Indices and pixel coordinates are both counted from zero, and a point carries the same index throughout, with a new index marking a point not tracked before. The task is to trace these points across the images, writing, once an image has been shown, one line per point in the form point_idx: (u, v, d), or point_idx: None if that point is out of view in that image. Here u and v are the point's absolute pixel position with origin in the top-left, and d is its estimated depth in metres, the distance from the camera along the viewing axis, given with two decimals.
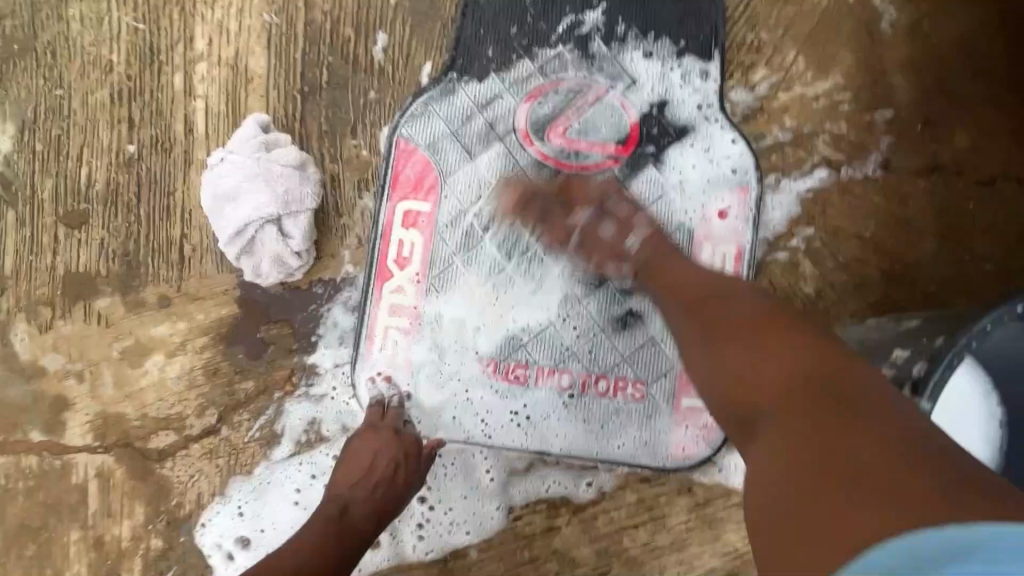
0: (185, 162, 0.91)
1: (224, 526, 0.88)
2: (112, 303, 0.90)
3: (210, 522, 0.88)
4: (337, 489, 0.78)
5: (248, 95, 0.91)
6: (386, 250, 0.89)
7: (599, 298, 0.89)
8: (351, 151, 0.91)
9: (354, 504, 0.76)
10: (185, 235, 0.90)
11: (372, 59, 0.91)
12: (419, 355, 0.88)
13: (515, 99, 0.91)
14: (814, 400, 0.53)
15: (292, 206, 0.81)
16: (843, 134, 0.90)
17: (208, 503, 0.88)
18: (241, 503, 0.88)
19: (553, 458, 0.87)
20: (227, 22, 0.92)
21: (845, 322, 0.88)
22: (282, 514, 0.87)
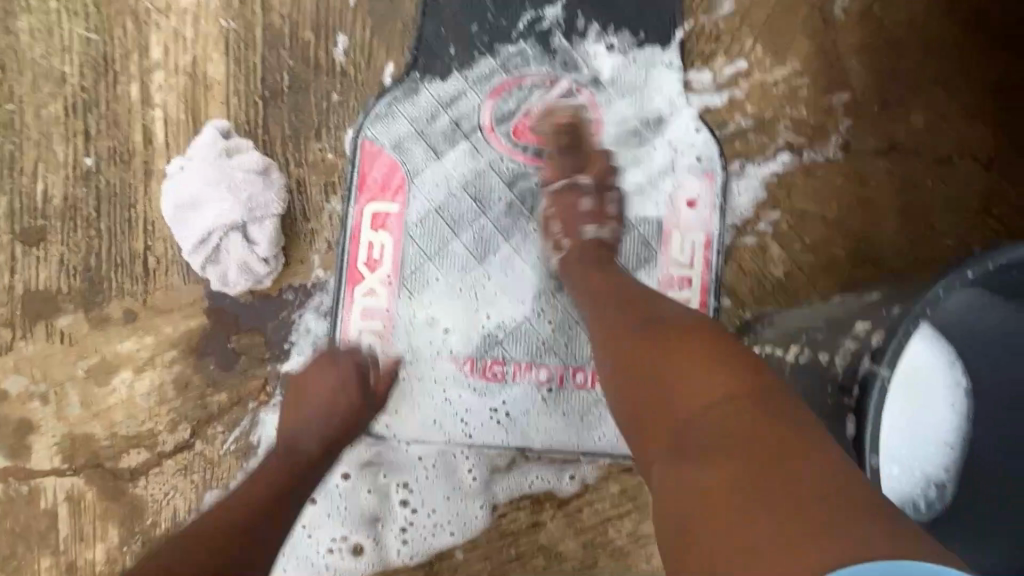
0: (145, 173, 0.89)
1: None
2: (74, 320, 0.87)
3: None
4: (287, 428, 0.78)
5: (208, 103, 0.90)
6: (356, 252, 0.88)
7: None
8: (316, 154, 0.90)
9: (301, 438, 0.75)
10: (148, 247, 0.88)
11: (334, 61, 0.90)
12: (394, 358, 0.87)
13: (478, 97, 0.91)
14: (744, 435, 0.48)
15: (257, 212, 0.80)
16: (803, 118, 0.92)
17: (184, 520, 0.86)
18: None
19: (535, 454, 0.87)
20: (183, 29, 0.91)
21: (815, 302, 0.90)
22: None
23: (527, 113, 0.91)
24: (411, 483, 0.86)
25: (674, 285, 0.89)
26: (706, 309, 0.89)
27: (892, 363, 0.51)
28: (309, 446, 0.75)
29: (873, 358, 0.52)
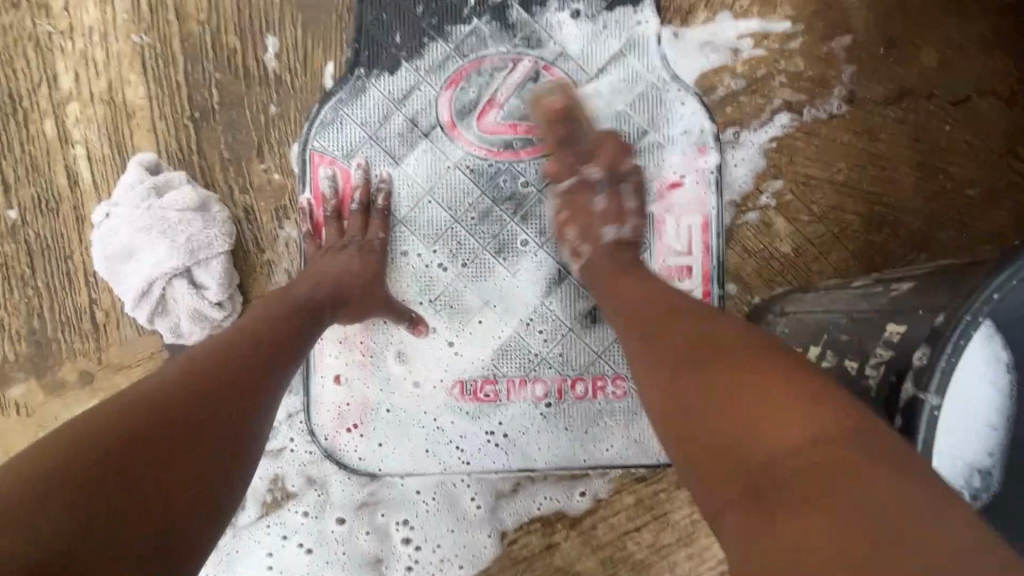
0: (77, 219, 0.80)
1: None
2: (27, 389, 0.80)
3: None
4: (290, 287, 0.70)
5: (133, 132, 0.80)
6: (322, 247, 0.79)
7: (562, 296, 0.80)
8: (262, 177, 0.80)
9: (291, 292, 0.69)
10: (93, 300, 0.81)
11: (266, 68, 0.80)
12: (376, 391, 0.80)
13: (434, 88, 0.80)
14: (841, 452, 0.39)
15: (200, 253, 0.72)
16: (801, 71, 0.82)
17: None
18: None
19: (540, 474, 0.81)
20: (92, 51, 0.80)
21: (829, 277, 0.81)
22: None
23: (513, 122, 0.81)
24: (411, 520, 0.80)
25: (672, 276, 0.81)
26: (709, 298, 0.81)
27: (940, 387, 0.45)
28: (301, 294, 0.69)
29: (918, 382, 0.46)
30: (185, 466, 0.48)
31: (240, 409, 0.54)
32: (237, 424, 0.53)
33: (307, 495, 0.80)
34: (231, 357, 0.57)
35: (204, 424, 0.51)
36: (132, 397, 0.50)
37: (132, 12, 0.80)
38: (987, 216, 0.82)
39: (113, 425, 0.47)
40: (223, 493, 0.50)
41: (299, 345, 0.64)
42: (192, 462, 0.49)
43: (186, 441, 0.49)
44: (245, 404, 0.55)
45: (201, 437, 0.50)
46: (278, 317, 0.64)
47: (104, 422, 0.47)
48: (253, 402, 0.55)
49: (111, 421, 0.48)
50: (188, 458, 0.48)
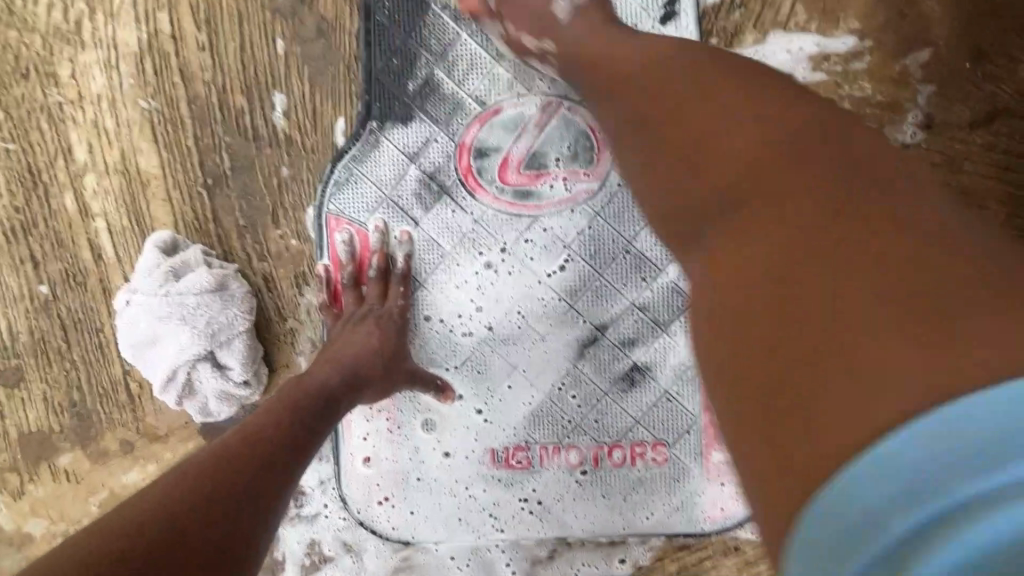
0: (104, 292, 0.80)
1: None
2: (75, 458, 0.83)
3: None
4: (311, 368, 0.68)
5: (150, 202, 0.78)
6: (339, 276, 0.75)
7: (596, 359, 0.75)
8: (278, 243, 0.77)
9: (309, 374, 0.67)
10: (127, 372, 0.81)
11: (274, 128, 0.76)
12: (406, 459, 0.78)
13: (451, 139, 0.74)
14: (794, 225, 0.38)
15: (221, 335, 0.71)
16: (868, 95, 0.71)
17: None
18: None
19: (577, 540, 0.78)
20: (102, 120, 0.78)
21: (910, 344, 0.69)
22: None
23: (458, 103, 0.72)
24: None
25: None
26: None
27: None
28: (321, 377, 0.66)
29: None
30: (201, 532, 0.48)
31: (260, 484, 0.54)
32: (259, 481, 0.55)
33: (343, 560, 0.80)
34: (254, 435, 0.58)
35: (219, 496, 0.51)
36: (169, 477, 0.53)
37: (138, 76, 0.77)
38: None
39: (141, 501, 0.50)
40: (244, 546, 0.50)
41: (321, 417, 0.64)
42: (210, 521, 0.49)
43: (204, 514, 0.49)
44: (264, 482, 0.55)
45: (223, 502, 0.51)
46: (296, 395, 0.64)
47: (147, 492, 0.51)
48: (274, 478, 0.56)
49: (141, 498, 0.50)
50: (201, 526, 0.49)
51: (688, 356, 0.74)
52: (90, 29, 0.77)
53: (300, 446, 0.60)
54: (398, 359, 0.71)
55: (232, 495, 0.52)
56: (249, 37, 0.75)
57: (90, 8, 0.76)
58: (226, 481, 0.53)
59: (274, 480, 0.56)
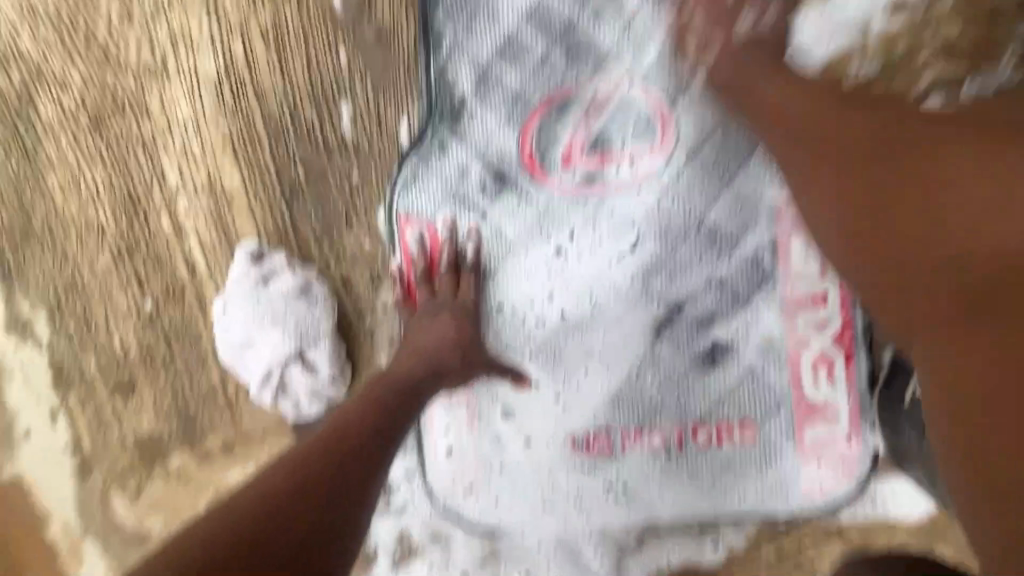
0: (200, 304, 0.87)
1: None
2: (184, 459, 0.90)
3: None
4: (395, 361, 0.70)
5: (235, 218, 0.84)
6: (411, 272, 0.76)
7: (675, 339, 0.73)
8: (353, 246, 0.80)
9: (391, 369, 0.68)
10: (224, 377, 0.87)
11: (343, 136, 0.79)
12: (487, 449, 0.79)
13: (512, 131, 0.75)
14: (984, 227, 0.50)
15: (309, 335, 0.75)
16: (954, 39, 0.66)
17: None
18: None
19: (665, 526, 0.76)
20: (189, 144, 0.84)
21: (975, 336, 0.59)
22: None
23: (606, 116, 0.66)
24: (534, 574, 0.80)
25: (803, 306, 0.70)
26: (852, 328, 0.70)
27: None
28: (402, 371, 0.67)
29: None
30: (296, 524, 0.51)
31: (342, 478, 0.56)
32: (348, 476, 0.57)
33: (433, 550, 0.83)
34: (337, 429, 0.61)
35: (301, 489, 0.54)
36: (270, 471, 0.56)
37: (218, 101, 0.83)
38: None
39: (236, 495, 0.54)
40: (336, 540, 0.53)
41: (404, 411, 0.65)
42: (305, 514, 0.52)
43: (288, 506, 0.52)
44: (348, 478, 0.56)
45: (316, 496, 0.54)
46: (377, 391, 0.65)
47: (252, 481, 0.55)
48: (354, 473, 0.57)
49: (238, 491, 0.55)
50: (283, 518, 0.51)
51: (773, 330, 0.71)
52: (175, 63, 0.83)
53: (385, 441, 0.61)
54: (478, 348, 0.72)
55: (317, 489, 0.54)
56: (315, 54, 0.79)
57: (173, 43, 0.83)
58: (307, 472, 0.55)
59: (362, 474, 0.58)
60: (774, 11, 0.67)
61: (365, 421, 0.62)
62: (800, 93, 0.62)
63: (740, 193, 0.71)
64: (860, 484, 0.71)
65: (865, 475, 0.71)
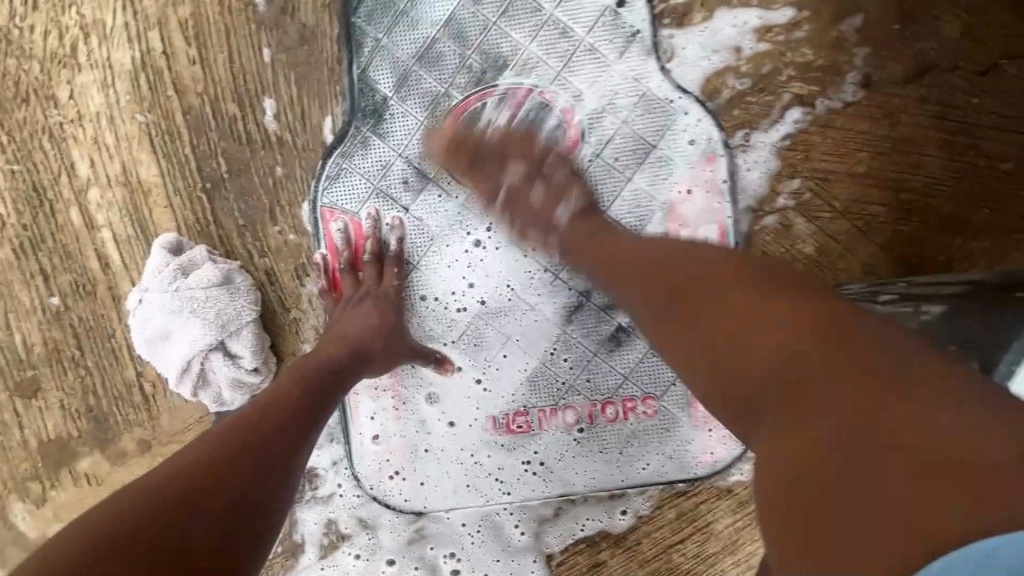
0: (113, 299, 0.84)
1: None
2: (94, 461, 0.86)
3: None
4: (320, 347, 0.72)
5: (152, 210, 0.83)
6: (337, 263, 0.80)
7: (583, 322, 0.80)
8: (277, 239, 0.82)
9: (312, 356, 0.70)
10: (140, 373, 0.85)
11: (266, 131, 0.81)
12: (411, 433, 0.82)
13: (432, 130, 0.79)
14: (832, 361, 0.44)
15: (230, 325, 0.76)
16: (809, 61, 0.78)
17: None
18: None
19: (579, 497, 0.82)
20: (101, 136, 0.82)
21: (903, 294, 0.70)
22: None
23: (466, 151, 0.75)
24: (458, 552, 0.84)
25: None
26: None
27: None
28: (324, 356, 0.70)
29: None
30: (207, 507, 0.51)
31: (259, 461, 0.57)
32: (263, 460, 0.57)
33: (359, 537, 0.85)
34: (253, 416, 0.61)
35: (214, 472, 0.54)
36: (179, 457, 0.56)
37: (133, 93, 0.82)
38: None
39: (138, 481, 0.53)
40: (251, 520, 0.53)
41: (325, 398, 0.67)
42: (216, 497, 0.52)
43: (198, 489, 0.52)
44: (264, 463, 0.57)
45: (228, 479, 0.54)
46: (297, 376, 0.67)
47: (164, 466, 0.55)
48: (273, 456, 0.58)
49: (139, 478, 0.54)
50: (195, 501, 0.51)
51: None
52: (85, 52, 0.81)
53: (304, 425, 0.63)
54: (400, 335, 0.76)
55: (232, 471, 0.55)
56: (237, 50, 0.80)
57: (84, 32, 0.81)
58: (220, 457, 0.56)
59: (282, 458, 0.59)
60: (577, 190, 0.71)
61: (286, 407, 0.63)
62: (575, 224, 0.69)
63: (638, 191, 0.79)
64: (744, 447, 0.81)
65: None
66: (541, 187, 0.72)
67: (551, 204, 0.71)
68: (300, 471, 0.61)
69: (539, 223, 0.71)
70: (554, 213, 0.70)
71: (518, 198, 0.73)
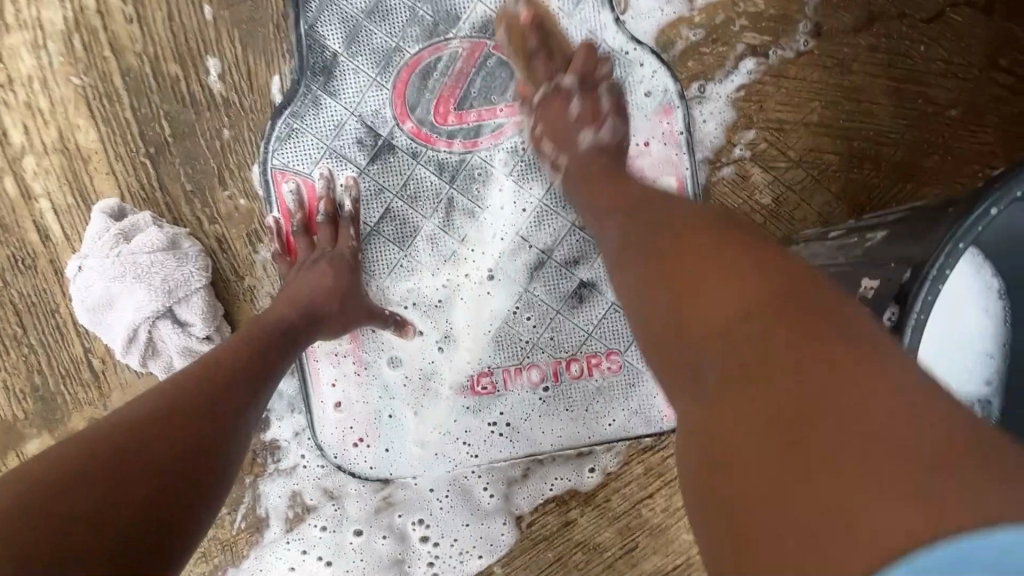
0: (55, 273, 0.80)
1: None
2: (43, 443, 0.83)
3: None
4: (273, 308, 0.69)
5: (93, 177, 0.79)
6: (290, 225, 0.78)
7: (545, 280, 0.79)
8: (227, 204, 0.79)
9: (264, 318, 0.68)
10: (88, 349, 0.82)
11: (211, 92, 0.78)
12: (375, 400, 0.81)
13: (385, 87, 0.77)
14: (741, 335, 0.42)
15: (178, 291, 0.73)
16: (761, 12, 0.78)
17: None
18: None
19: (547, 456, 0.82)
20: (35, 100, 0.78)
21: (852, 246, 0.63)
22: None
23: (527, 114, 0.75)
24: (427, 518, 0.83)
25: None
26: None
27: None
28: (275, 318, 0.68)
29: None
30: (159, 467, 0.49)
31: (210, 422, 0.55)
32: (214, 422, 0.55)
33: (325, 508, 0.83)
34: (199, 377, 0.58)
35: (176, 441, 0.52)
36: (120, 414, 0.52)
37: (67, 54, 0.78)
38: (974, 137, 0.78)
39: (78, 454, 0.48)
40: (208, 483, 0.52)
41: (277, 360, 0.65)
42: (167, 459, 0.50)
43: (145, 452, 0.50)
44: (214, 424, 0.55)
45: (177, 440, 0.52)
46: (247, 338, 0.65)
47: (104, 423, 0.51)
48: (227, 416, 0.57)
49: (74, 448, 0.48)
50: (165, 474, 0.49)
51: None
52: (12, 12, 0.77)
53: (256, 387, 0.61)
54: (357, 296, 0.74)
55: (179, 434, 0.52)
56: (176, 7, 0.77)
57: None
58: (179, 423, 0.53)
59: (232, 419, 0.57)
60: (610, 122, 0.72)
61: (237, 368, 0.61)
62: (591, 152, 0.70)
63: None
64: None
65: None
66: (580, 102, 0.73)
67: (587, 118, 0.72)
68: (253, 429, 0.60)
69: (558, 138, 0.72)
70: (576, 136, 0.71)
71: (552, 106, 0.73)
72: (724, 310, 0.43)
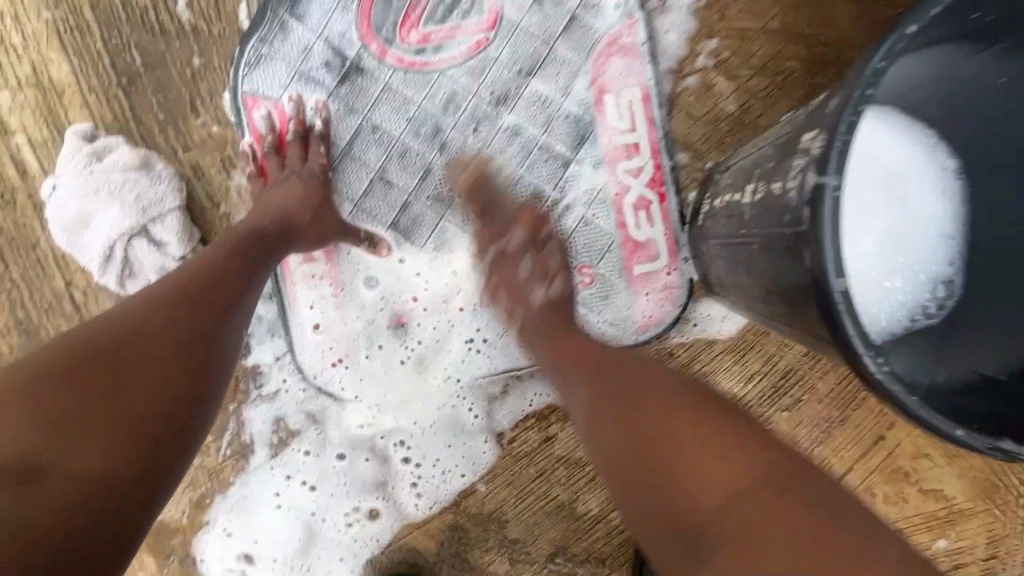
0: (34, 207, 0.82)
1: (220, 551, 0.85)
2: None
3: (207, 553, 0.85)
4: (250, 228, 0.68)
5: (67, 110, 0.80)
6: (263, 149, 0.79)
7: (515, 197, 0.81)
8: (200, 131, 0.80)
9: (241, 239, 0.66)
10: (69, 283, 0.83)
11: (180, 20, 0.79)
12: (354, 320, 0.83)
13: (350, 9, 0.79)
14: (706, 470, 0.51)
15: (153, 211, 0.77)
16: None
17: (196, 536, 0.85)
18: (227, 524, 0.85)
19: (525, 372, 0.83)
20: (8, 36, 0.79)
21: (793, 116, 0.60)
22: (270, 521, 0.85)
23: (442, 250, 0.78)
24: (408, 440, 0.84)
25: (620, 156, 0.80)
26: (661, 171, 0.81)
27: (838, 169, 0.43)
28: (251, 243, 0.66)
29: (818, 168, 0.44)
30: (137, 406, 0.50)
31: (184, 347, 0.54)
32: (189, 352, 0.54)
33: (308, 433, 0.84)
34: (178, 316, 0.55)
35: (168, 414, 0.51)
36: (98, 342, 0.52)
37: None
38: None
39: (60, 426, 0.47)
40: (184, 419, 0.52)
41: (250, 284, 0.63)
42: (142, 396, 0.50)
43: (121, 391, 0.50)
44: (188, 347, 0.54)
45: (151, 373, 0.52)
46: (225, 257, 0.63)
47: (82, 350, 0.51)
48: (200, 340, 0.55)
49: (56, 419, 0.48)
50: (158, 449, 0.50)
51: (596, 179, 0.81)
52: None
53: (231, 305, 0.59)
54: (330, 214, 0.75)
55: (152, 367, 0.52)
56: None
57: None
58: (173, 395, 0.52)
59: (208, 342, 0.55)
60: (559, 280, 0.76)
61: (212, 288, 0.59)
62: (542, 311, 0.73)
63: (560, 60, 0.79)
64: (681, 308, 0.82)
65: (685, 299, 0.82)
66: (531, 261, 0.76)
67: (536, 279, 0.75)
68: (234, 347, 0.58)
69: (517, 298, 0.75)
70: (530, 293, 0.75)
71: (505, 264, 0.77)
72: (714, 480, 0.51)
